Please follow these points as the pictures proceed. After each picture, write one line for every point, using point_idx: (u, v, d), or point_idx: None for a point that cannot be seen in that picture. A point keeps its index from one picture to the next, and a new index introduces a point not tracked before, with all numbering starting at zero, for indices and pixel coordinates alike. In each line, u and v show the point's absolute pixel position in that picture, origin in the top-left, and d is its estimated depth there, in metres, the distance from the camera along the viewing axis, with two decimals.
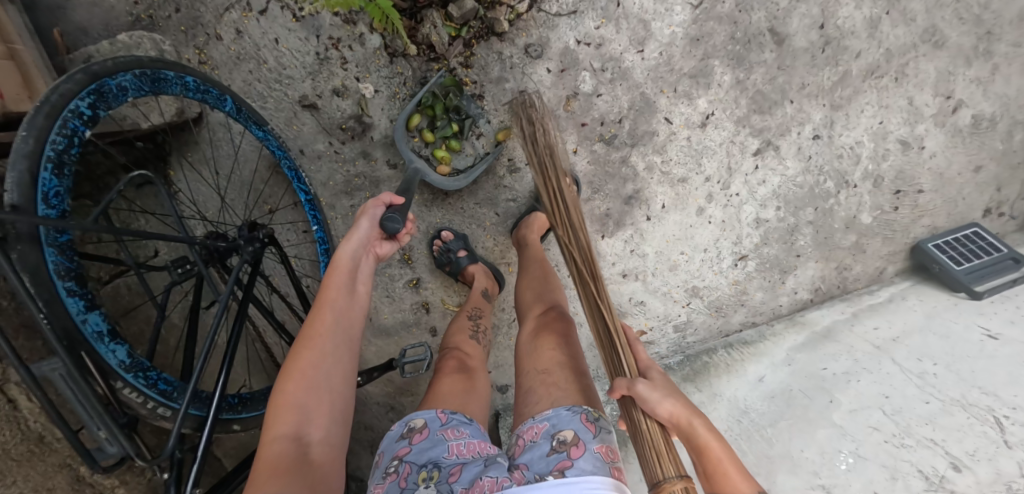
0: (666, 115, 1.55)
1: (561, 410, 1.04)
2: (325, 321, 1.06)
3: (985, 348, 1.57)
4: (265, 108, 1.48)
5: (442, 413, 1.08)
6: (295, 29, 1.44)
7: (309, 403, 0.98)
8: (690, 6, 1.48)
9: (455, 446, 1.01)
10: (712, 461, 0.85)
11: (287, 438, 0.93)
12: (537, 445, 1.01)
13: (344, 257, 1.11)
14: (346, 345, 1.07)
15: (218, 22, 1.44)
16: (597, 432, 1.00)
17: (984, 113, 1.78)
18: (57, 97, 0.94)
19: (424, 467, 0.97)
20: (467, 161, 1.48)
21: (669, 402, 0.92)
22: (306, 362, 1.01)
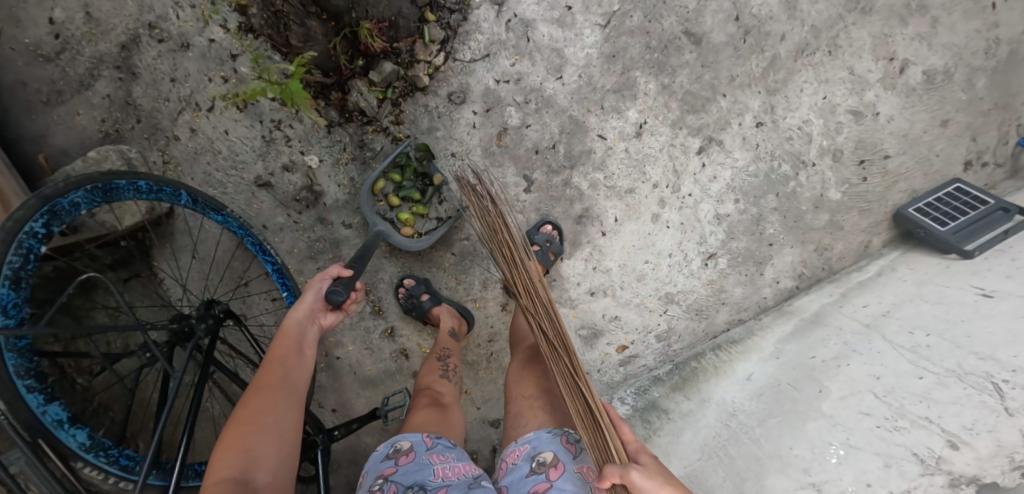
0: (598, 132, 1.58)
1: (541, 432, 1.13)
2: (275, 376, 1.12)
3: (980, 308, 1.46)
4: (226, 193, 1.61)
5: (427, 435, 1.13)
6: (240, 119, 1.58)
7: (256, 449, 1.01)
8: (598, 26, 1.53)
9: (441, 468, 1.06)
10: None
11: (235, 481, 0.95)
12: (518, 468, 1.10)
13: (291, 324, 1.20)
14: (293, 396, 1.12)
15: (174, 124, 1.59)
16: (577, 453, 1.10)
17: (936, 67, 1.77)
18: (13, 223, 1.06)
19: (411, 488, 1.01)
20: (430, 224, 1.54)
21: (666, 489, 0.92)
22: (256, 413, 1.06)
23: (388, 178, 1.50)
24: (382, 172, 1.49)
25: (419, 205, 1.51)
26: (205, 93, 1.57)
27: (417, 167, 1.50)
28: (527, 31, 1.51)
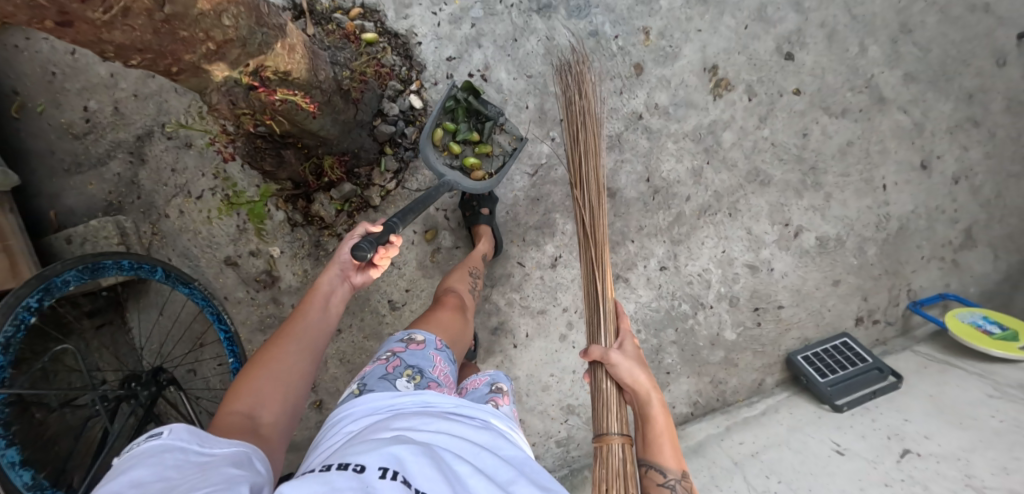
0: (518, 259, 1.85)
1: (499, 374, 1.25)
2: (295, 326, 1.21)
3: (829, 464, 1.65)
4: (199, 266, 1.89)
5: (439, 342, 1.27)
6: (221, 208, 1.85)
7: (267, 390, 1.10)
8: (527, 174, 1.83)
9: (438, 369, 1.17)
10: (654, 426, 1.13)
11: (240, 415, 1.05)
12: (477, 390, 1.21)
13: (321, 283, 1.30)
14: (310, 347, 1.20)
15: (166, 204, 1.88)
16: (519, 399, 1.20)
17: (828, 234, 2.04)
18: (13, 298, 1.33)
19: (409, 369, 1.12)
20: (497, 161, 1.64)
21: (642, 373, 1.21)
22: (276, 354, 1.15)
23: (446, 122, 1.61)
24: (441, 115, 1.61)
25: (481, 144, 1.61)
26: (196, 180, 1.86)
27: (473, 108, 1.61)
28: None
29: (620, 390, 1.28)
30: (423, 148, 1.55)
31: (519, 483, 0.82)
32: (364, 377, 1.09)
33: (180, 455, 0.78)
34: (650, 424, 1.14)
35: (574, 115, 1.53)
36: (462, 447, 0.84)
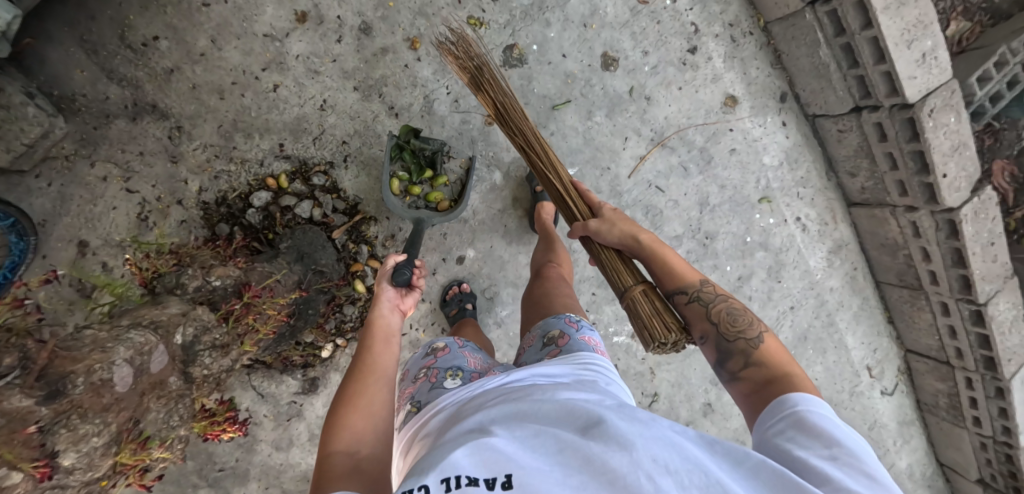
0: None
1: (554, 318, 1.31)
2: (373, 357, 1.23)
3: None
4: (58, 217, 1.69)
5: (460, 339, 1.36)
6: (131, 216, 1.75)
7: (358, 426, 1.08)
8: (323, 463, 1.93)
9: (472, 359, 1.29)
10: (666, 257, 1.24)
11: (343, 453, 1.03)
12: (530, 349, 1.27)
13: (379, 318, 1.34)
14: (384, 381, 1.19)
15: (104, 157, 1.73)
16: (581, 330, 1.24)
17: None
18: None
19: (450, 368, 1.24)
20: (450, 186, 1.82)
21: (617, 231, 1.30)
22: (366, 391, 1.14)
23: (397, 170, 1.74)
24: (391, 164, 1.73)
25: (436, 177, 1.76)
26: (143, 182, 1.75)
27: (430, 149, 1.74)
28: (294, 416, 1.87)
29: (620, 255, 1.33)
30: (387, 197, 1.65)
31: (602, 411, 0.87)
32: (416, 393, 1.21)
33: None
34: (660, 256, 1.24)
35: (460, 53, 1.52)
36: (518, 413, 0.90)
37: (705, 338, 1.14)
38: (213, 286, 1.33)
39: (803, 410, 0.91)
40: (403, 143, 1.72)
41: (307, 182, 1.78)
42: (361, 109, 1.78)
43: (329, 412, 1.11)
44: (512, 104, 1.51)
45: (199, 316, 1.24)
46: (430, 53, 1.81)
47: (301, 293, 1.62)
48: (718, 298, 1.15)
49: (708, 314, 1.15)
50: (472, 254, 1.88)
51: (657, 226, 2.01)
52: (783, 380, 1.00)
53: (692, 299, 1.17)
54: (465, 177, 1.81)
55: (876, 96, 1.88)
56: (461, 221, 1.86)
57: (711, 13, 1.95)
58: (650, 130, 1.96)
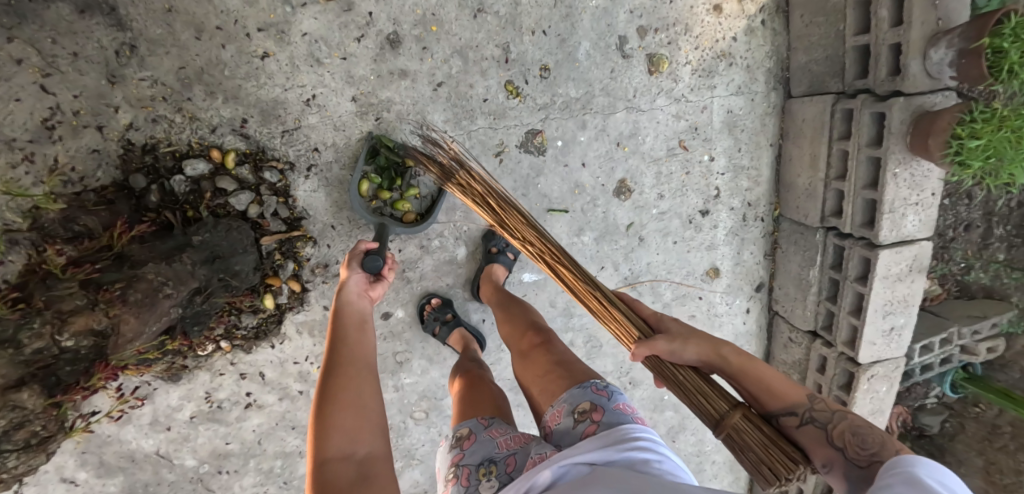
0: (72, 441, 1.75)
1: (573, 389, 1.06)
2: (343, 347, 1.05)
3: None
4: None
5: (484, 418, 1.08)
6: (33, 117, 1.40)
7: (348, 423, 0.90)
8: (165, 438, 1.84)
9: (503, 441, 1.00)
10: (762, 373, 1.06)
11: (337, 460, 0.86)
12: (561, 426, 1.01)
13: (346, 302, 1.19)
14: (372, 367, 1.03)
15: (30, 35, 1.35)
16: (612, 397, 1.01)
17: None
18: None
19: (480, 465, 0.97)
20: (424, 199, 1.68)
21: (692, 346, 1.10)
22: (353, 381, 0.97)
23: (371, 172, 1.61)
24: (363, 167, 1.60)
25: (408, 187, 1.62)
26: (64, 87, 1.40)
27: (405, 152, 1.59)
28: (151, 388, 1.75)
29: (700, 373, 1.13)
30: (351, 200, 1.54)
31: None
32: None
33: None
34: (749, 371, 1.06)
35: (466, 182, 1.48)
36: None
37: (829, 468, 0.95)
38: (63, 349, 1.07)
39: (908, 482, 0.76)
40: (377, 142, 1.58)
41: (257, 174, 1.57)
42: (349, 124, 1.58)
43: (313, 411, 0.93)
44: (535, 230, 1.41)
45: (21, 401, 1.07)
46: (451, 101, 1.61)
47: (194, 305, 1.42)
48: (835, 417, 0.98)
49: (827, 435, 0.97)
50: (401, 314, 1.76)
51: (590, 357, 1.94)
52: (885, 468, 0.88)
53: (804, 423, 0.99)
54: (438, 195, 1.67)
55: (835, 337, 1.85)
56: (404, 280, 1.72)
57: (737, 186, 1.88)
58: (627, 269, 1.87)
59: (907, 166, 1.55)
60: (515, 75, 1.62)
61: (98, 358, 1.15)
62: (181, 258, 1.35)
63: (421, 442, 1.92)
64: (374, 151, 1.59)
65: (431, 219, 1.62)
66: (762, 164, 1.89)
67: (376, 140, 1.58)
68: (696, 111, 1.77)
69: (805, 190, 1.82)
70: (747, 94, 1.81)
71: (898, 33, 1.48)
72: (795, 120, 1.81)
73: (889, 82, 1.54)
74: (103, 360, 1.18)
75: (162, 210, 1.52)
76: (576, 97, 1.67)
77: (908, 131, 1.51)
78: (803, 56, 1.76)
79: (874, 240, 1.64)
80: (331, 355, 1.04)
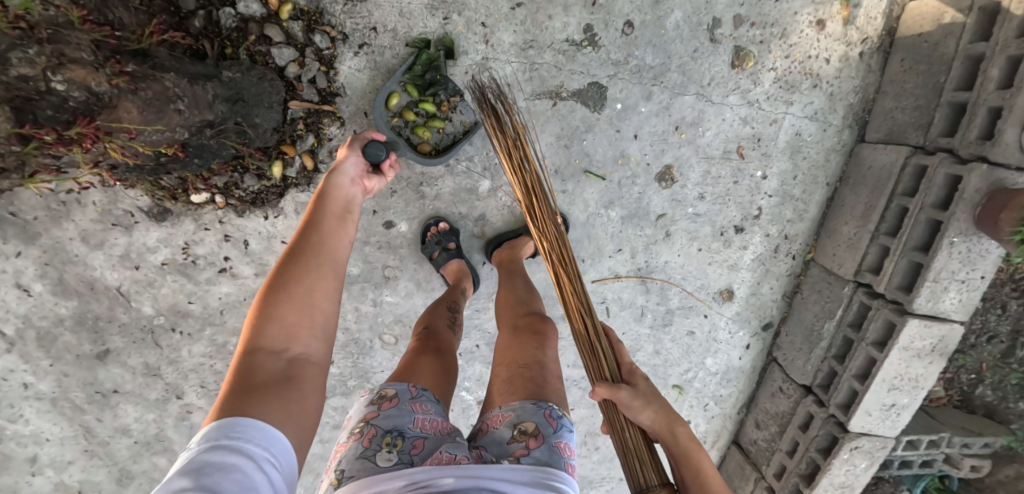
0: (41, 246, 1.67)
1: (524, 404, 0.98)
2: (307, 241, 1.04)
3: None
4: None
5: (414, 388, 1.00)
6: None
7: (288, 322, 0.93)
8: (131, 276, 1.76)
9: (421, 419, 0.94)
10: (649, 392, 1.05)
11: (267, 352, 0.90)
12: (498, 432, 0.94)
13: (332, 195, 1.16)
14: (332, 270, 1.01)
15: None
16: (559, 431, 0.93)
17: None
18: None
19: (388, 433, 0.89)
20: (446, 137, 1.60)
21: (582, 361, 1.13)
22: (303, 279, 0.97)
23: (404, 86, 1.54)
24: (398, 78, 1.52)
25: (435, 117, 1.56)
26: None
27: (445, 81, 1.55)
28: (133, 220, 1.68)
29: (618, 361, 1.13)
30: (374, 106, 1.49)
31: None
32: (341, 458, 0.88)
33: (253, 451, 0.76)
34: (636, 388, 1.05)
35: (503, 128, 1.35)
36: None
37: (683, 485, 0.99)
38: (52, 89, 0.99)
39: None
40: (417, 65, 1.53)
41: (307, 33, 1.50)
42: (416, 15, 1.52)
43: (259, 296, 0.95)
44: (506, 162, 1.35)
45: None
46: (520, 28, 1.55)
47: (202, 137, 1.35)
48: (690, 448, 0.99)
49: (675, 462, 0.99)
50: (403, 228, 1.68)
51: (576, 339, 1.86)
52: None
53: (662, 443, 1.01)
54: (462, 136, 1.60)
55: (831, 397, 1.75)
56: (418, 193, 1.65)
57: (781, 214, 1.79)
58: (642, 260, 1.78)
59: (968, 238, 1.46)
60: (593, 24, 1.56)
61: (84, 116, 1.05)
62: (206, 84, 1.28)
63: (381, 368, 1.83)
64: (411, 77, 1.53)
65: (442, 160, 1.56)
66: (812, 200, 1.79)
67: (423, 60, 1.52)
68: (765, 122, 1.69)
69: (848, 239, 1.72)
70: (821, 122, 1.71)
71: (1004, 96, 1.38)
72: (861, 163, 1.72)
73: (977, 145, 1.44)
74: (87, 117, 1.05)
75: (201, 38, 1.42)
76: (647, 65, 1.60)
77: (981, 201, 1.42)
78: (890, 101, 1.66)
79: (907, 306, 1.55)
80: (294, 246, 1.02)
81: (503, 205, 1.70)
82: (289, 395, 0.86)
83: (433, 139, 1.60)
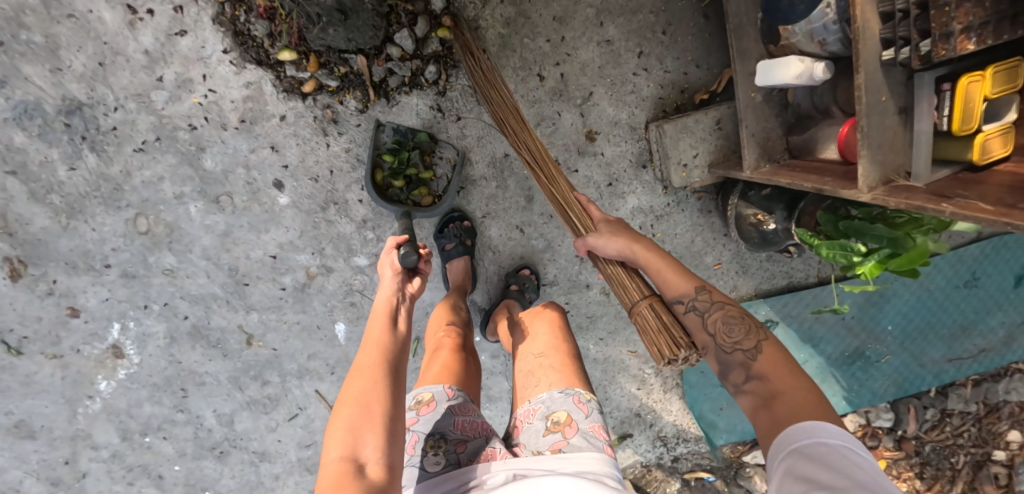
0: None
1: (552, 394, 1.29)
2: (368, 355, 1.08)
3: None
4: None
5: (449, 389, 1.29)
6: None
7: (365, 428, 0.98)
8: None
9: (459, 421, 1.23)
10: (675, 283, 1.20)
11: (346, 460, 0.94)
12: (534, 425, 1.26)
13: (383, 302, 1.17)
14: (393, 377, 1.05)
15: None
16: (590, 415, 1.24)
17: None
18: None
19: (433, 436, 1.20)
20: (440, 181, 1.70)
21: (618, 242, 1.29)
22: (373, 389, 1.02)
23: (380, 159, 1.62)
24: (372, 156, 1.60)
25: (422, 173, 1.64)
26: None
27: (410, 140, 1.64)
28: None
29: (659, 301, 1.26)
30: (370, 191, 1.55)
31: None
32: None
33: None
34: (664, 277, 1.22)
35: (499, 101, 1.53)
36: None
37: (706, 349, 1.17)
38: None
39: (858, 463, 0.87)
40: (384, 137, 1.63)
41: (429, 59, 1.60)
42: (478, 146, 1.73)
43: (335, 413, 1.00)
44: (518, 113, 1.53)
45: None
46: (506, 239, 1.84)
47: None
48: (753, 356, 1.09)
49: (749, 377, 1.08)
50: (281, 200, 1.65)
51: (248, 403, 1.83)
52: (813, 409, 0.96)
53: (747, 378, 1.08)
54: (451, 172, 1.70)
55: None
56: (324, 205, 1.68)
57: None
58: None
59: None
60: None
61: None
62: None
63: (99, 232, 1.58)
64: (382, 148, 1.62)
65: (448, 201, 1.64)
66: None
67: (384, 129, 1.62)
68: None
69: None
70: None
71: None
72: None
73: None
74: None
75: None
76: None
77: None
78: None
79: None
80: (360, 360, 1.07)
81: (350, 281, 1.77)
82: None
83: (432, 187, 1.69)
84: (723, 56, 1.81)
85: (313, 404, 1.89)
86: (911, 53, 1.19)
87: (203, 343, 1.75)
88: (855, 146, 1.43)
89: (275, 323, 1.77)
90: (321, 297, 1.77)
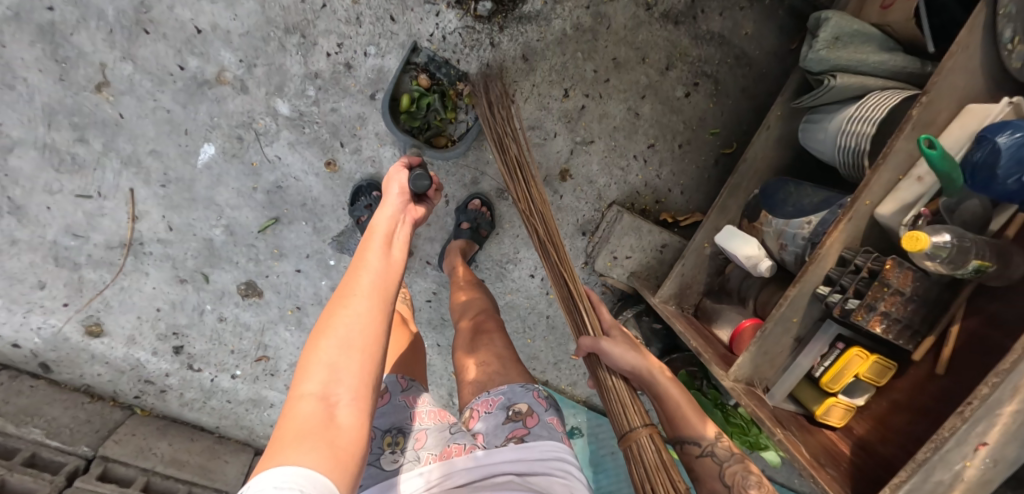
0: None
1: (514, 387, 1.15)
2: (358, 278, 0.94)
3: None
4: None
5: (402, 380, 1.21)
6: None
7: (347, 363, 0.85)
8: None
9: (417, 411, 1.13)
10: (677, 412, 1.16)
11: (317, 397, 0.81)
12: (490, 417, 1.10)
13: (382, 222, 1.06)
14: (379, 307, 0.92)
15: None
16: (548, 409, 1.11)
17: None
18: None
19: (389, 432, 1.07)
20: (460, 125, 1.66)
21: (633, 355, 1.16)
22: (361, 321, 0.89)
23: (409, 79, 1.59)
24: (402, 72, 1.57)
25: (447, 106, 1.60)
26: None
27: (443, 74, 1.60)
28: None
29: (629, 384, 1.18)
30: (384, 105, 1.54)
31: None
32: None
33: None
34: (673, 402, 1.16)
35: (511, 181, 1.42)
36: None
37: None
38: None
39: None
40: (417, 61, 1.59)
41: None
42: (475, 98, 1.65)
43: (312, 340, 0.86)
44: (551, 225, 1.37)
45: None
46: None
47: None
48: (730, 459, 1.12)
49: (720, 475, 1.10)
50: None
51: (44, 147, 1.56)
52: None
53: (703, 455, 1.12)
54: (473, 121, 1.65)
55: None
56: (288, 29, 1.53)
57: (186, 384, 1.80)
58: (153, 242, 1.68)
59: None
60: (412, 257, 1.82)
61: None
62: None
63: None
64: (411, 73, 1.59)
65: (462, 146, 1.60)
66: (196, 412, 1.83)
67: (423, 53, 1.58)
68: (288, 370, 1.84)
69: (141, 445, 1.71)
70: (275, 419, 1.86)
71: None
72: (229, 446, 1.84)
73: None
74: None
75: None
76: None
77: None
78: None
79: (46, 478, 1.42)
80: (346, 284, 0.94)
81: (253, 120, 1.60)
82: (341, 440, 0.78)
83: (450, 130, 1.66)
84: (706, 201, 1.88)
85: (116, 200, 1.63)
86: (839, 300, 1.31)
87: (45, 48, 1.49)
88: (745, 338, 1.53)
89: (142, 94, 1.55)
90: (212, 107, 1.57)
